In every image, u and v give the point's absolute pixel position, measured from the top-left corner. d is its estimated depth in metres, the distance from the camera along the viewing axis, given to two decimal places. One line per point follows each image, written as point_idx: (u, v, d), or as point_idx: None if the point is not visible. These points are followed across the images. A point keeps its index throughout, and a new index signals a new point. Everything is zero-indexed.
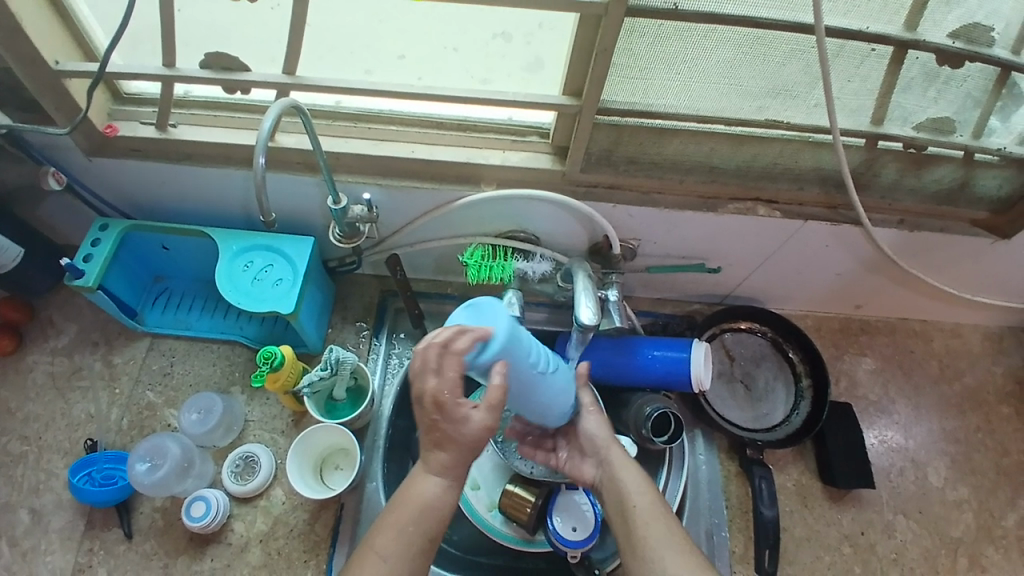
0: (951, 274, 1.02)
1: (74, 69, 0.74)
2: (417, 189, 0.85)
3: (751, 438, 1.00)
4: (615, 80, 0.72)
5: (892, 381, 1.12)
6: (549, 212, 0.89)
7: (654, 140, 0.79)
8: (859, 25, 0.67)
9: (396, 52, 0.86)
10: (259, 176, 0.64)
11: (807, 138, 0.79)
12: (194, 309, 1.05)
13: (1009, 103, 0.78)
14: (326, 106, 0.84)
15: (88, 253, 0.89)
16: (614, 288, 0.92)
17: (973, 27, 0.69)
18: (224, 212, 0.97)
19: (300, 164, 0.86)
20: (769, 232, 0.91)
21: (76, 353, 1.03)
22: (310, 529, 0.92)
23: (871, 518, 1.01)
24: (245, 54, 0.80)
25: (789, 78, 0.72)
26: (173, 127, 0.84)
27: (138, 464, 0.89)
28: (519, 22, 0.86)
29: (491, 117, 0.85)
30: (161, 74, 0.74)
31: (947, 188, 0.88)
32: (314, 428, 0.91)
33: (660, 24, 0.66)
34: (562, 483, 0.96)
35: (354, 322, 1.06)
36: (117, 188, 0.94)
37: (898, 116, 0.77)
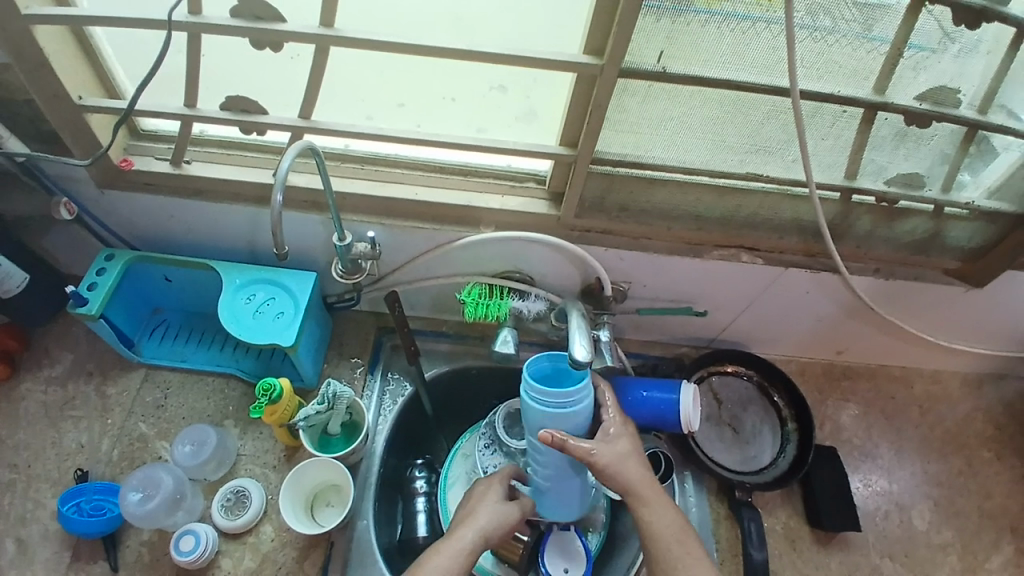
0: (927, 321, 1.07)
1: (97, 106, 0.78)
2: (419, 229, 0.90)
3: (740, 480, 1.02)
4: (608, 132, 0.78)
5: (874, 426, 1.15)
6: (544, 253, 0.93)
7: (644, 188, 0.84)
8: (831, 88, 0.73)
9: (394, 100, 0.91)
10: (276, 213, 0.68)
11: (786, 190, 0.84)
12: (191, 342, 1.07)
13: (977, 159, 0.85)
14: (335, 148, 0.89)
15: (93, 282, 0.92)
16: (605, 329, 0.94)
17: (940, 89, 0.75)
18: (228, 247, 1.00)
19: (307, 202, 0.90)
20: (754, 277, 0.95)
21: (71, 383, 1.04)
22: (299, 566, 0.91)
23: (858, 561, 1.02)
24: (262, 97, 0.85)
25: (768, 135, 0.78)
26: (188, 164, 0.88)
27: (131, 494, 0.90)
28: (515, 77, 0.90)
29: (491, 163, 0.90)
30: (181, 114, 0.79)
31: (920, 238, 0.93)
32: (304, 464, 0.91)
33: (650, 85, 0.72)
34: (555, 524, 0.97)
35: (349, 359, 1.07)
36: (126, 221, 0.97)
37: (871, 171, 0.84)
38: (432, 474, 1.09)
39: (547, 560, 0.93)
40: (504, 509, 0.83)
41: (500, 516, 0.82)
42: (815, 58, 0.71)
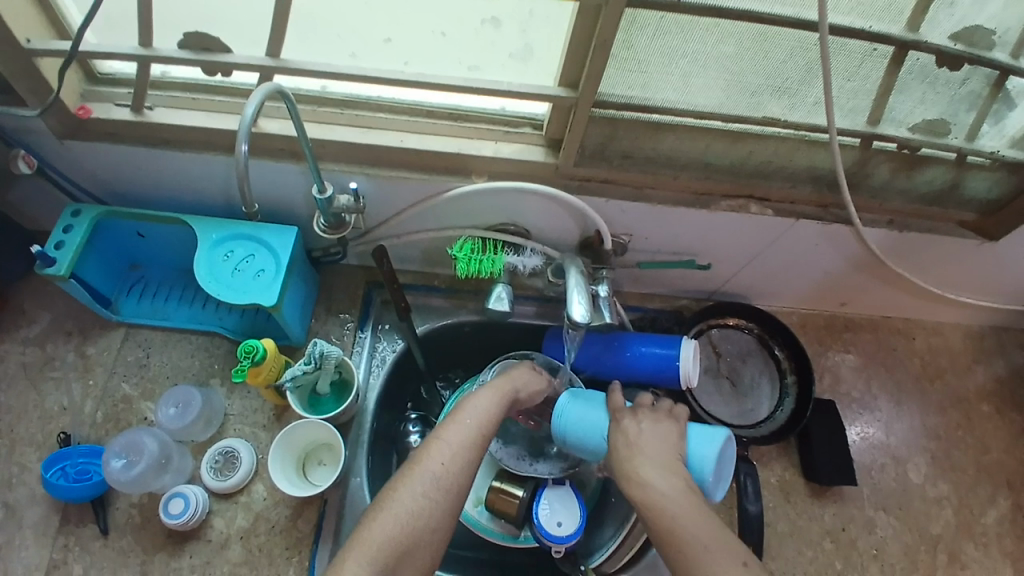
0: (937, 274, 1.03)
1: (48, 51, 0.70)
2: (405, 180, 0.83)
3: (737, 434, 1.00)
4: (613, 72, 0.70)
5: (875, 378, 1.13)
6: (540, 205, 0.87)
7: (649, 135, 0.78)
8: (863, 23, 0.66)
9: (381, 35, 0.83)
10: (241, 165, 0.62)
11: (803, 136, 0.78)
12: (171, 299, 1.02)
13: (1003, 106, 0.79)
14: (311, 91, 0.81)
15: (59, 239, 0.85)
16: (604, 284, 0.89)
17: (974, 30, 0.69)
18: (203, 199, 0.93)
19: (285, 150, 0.82)
20: (761, 229, 0.90)
21: (49, 343, 0.99)
22: (293, 525, 0.90)
23: (852, 513, 1.02)
24: (226, 36, 0.76)
25: (788, 74, 0.71)
26: (150, 110, 0.80)
27: (114, 460, 0.86)
28: (510, 8, 0.83)
29: (482, 107, 0.82)
30: (137, 54, 0.71)
31: (938, 189, 0.88)
32: (296, 424, 0.88)
33: (661, 16, 0.64)
34: (549, 478, 0.96)
35: (337, 315, 1.02)
36: (91, 173, 0.90)
37: (894, 117, 0.77)
38: (427, 428, 1.09)
39: (542, 511, 0.92)
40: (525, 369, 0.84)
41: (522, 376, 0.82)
42: None
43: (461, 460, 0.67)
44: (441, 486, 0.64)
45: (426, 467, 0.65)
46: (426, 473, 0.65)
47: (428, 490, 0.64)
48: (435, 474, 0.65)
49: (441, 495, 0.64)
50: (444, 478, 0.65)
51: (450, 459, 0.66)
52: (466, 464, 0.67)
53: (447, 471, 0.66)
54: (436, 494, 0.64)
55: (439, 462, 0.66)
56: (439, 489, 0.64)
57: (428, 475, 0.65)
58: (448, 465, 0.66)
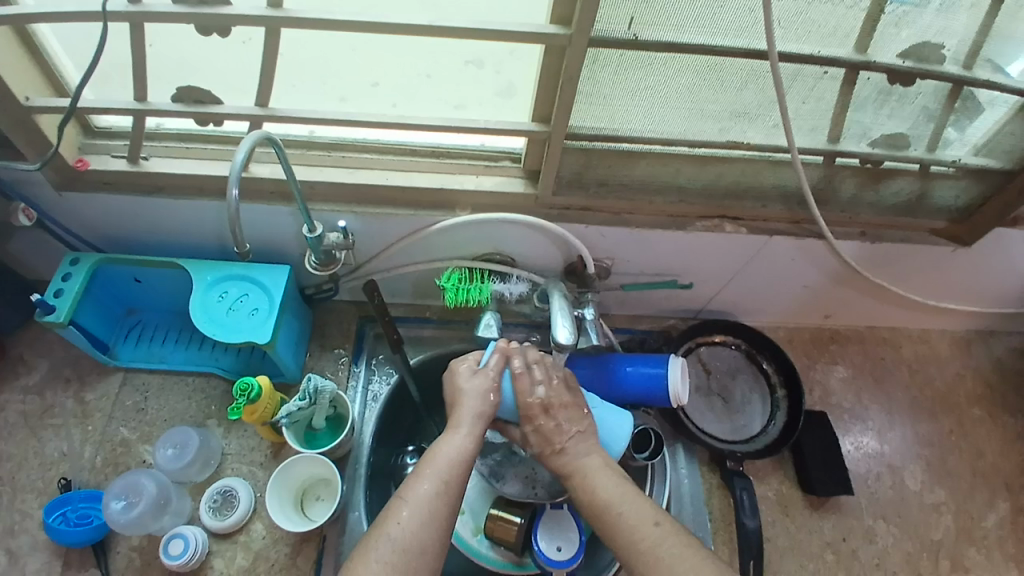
0: (914, 282, 1.06)
1: (46, 105, 0.74)
2: (392, 216, 0.87)
3: (731, 450, 1.02)
4: (583, 106, 0.74)
5: (864, 389, 1.15)
6: (523, 233, 0.91)
7: (623, 162, 0.82)
8: (811, 48, 0.70)
9: (368, 80, 0.87)
10: (233, 209, 0.65)
11: (768, 156, 0.82)
12: (168, 342, 1.04)
13: (964, 116, 0.82)
14: (299, 136, 0.85)
15: (59, 288, 0.88)
16: (591, 307, 0.92)
17: (924, 46, 0.72)
18: (197, 242, 0.96)
19: (274, 193, 0.86)
20: (739, 248, 0.93)
21: (49, 391, 1.01)
22: (292, 562, 0.90)
23: (851, 525, 1.03)
24: (216, 86, 0.80)
25: (747, 100, 0.75)
26: (145, 160, 0.84)
27: (113, 502, 0.88)
28: (490, 51, 0.88)
29: (463, 144, 0.87)
30: (132, 108, 0.75)
31: (905, 200, 0.91)
32: (293, 459, 0.89)
33: (622, 53, 0.68)
34: (547, 503, 0.96)
35: (332, 351, 1.05)
36: (90, 223, 0.93)
37: (855, 133, 0.81)
38: (425, 459, 1.07)
39: (541, 539, 0.92)
40: (479, 385, 0.79)
41: (478, 392, 0.78)
42: (793, 18, 0.68)
43: (424, 515, 0.65)
44: (400, 547, 0.63)
45: (386, 531, 0.64)
46: (383, 539, 0.63)
47: (385, 555, 0.62)
48: (393, 537, 0.63)
49: (398, 558, 0.62)
50: (403, 539, 0.63)
51: (408, 519, 0.65)
52: (429, 521, 0.65)
53: (408, 532, 0.64)
54: (394, 558, 0.62)
55: (398, 523, 0.64)
56: (398, 551, 0.63)
57: (385, 537, 0.63)
58: (408, 525, 0.64)
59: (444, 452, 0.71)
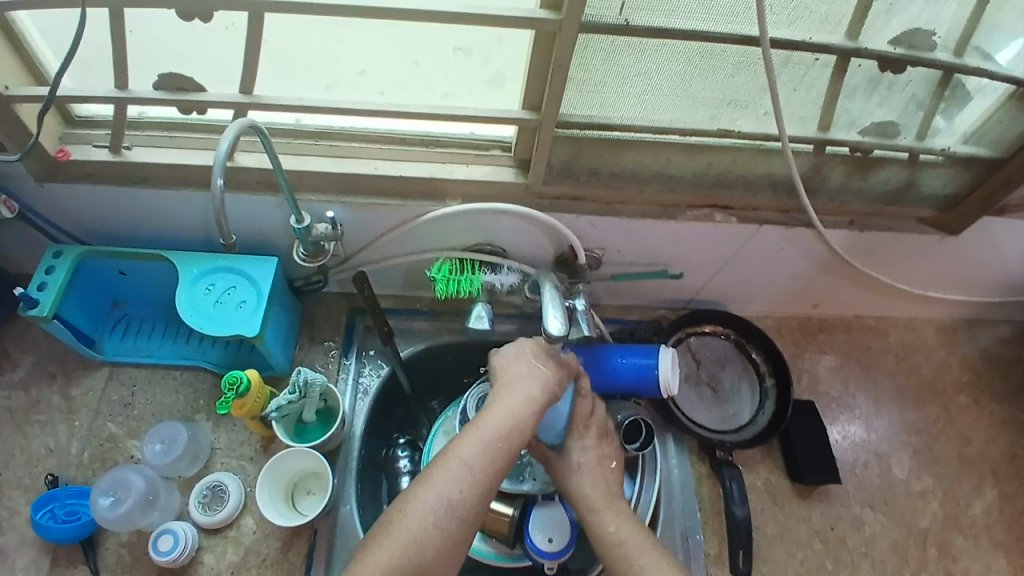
0: (903, 270, 1.06)
1: (24, 93, 0.72)
2: (381, 206, 0.86)
3: (720, 439, 1.02)
4: (574, 93, 0.73)
5: (852, 377, 1.15)
6: (514, 224, 0.90)
7: (612, 151, 0.81)
8: (802, 35, 0.70)
9: (355, 68, 0.86)
10: (218, 199, 0.64)
11: (759, 146, 0.82)
12: (154, 335, 1.02)
13: (951, 105, 0.83)
14: (285, 124, 0.84)
15: (42, 281, 0.86)
16: (581, 297, 0.91)
17: (915, 33, 0.72)
18: (183, 235, 0.95)
19: (260, 183, 0.85)
20: (729, 237, 0.93)
21: (33, 387, 0.99)
22: (283, 557, 0.89)
23: (840, 512, 1.04)
24: (200, 74, 0.79)
25: (738, 87, 0.75)
26: (128, 150, 0.82)
27: (101, 498, 0.87)
28: (478, 39, 0.88)
29: (452, 133, 0.86)
30: (114, 97, 0.73)
31: (895, 188, 0.92)
32: (282, 455, 0.89)
33: (613, 39, 0.68)
34: (539, 494, 0.95)
35: (322, 343, 1.04)
36: (72, 215, 0.91)
37: (844, 121, 0.81)
38: (415, 452, 1.09)
39: (532, 531, 0.92)
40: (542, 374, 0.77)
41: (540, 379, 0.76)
42: (784, 5, 0.67)
43: (478, 485, 0.66)
44: (455, 512, 0.65)
45: (438, 496, 0.65)
46: (434, 504, 0.64)
47: (440, 520, 0.64)
48: (448, 505, 0.65)
49: (453, 525, 0.64)
50: (457, 506, 0.65)
51: (467, 488, 0.66)
52: (481, 491, 0.66)
53: (464, 498, 0.65)
54: (448, 524, 0.64)
55: (454, 490, 0.65)
56: (453, 518, 0.64)
57: (440, 504, 0.64)
58: (462, 494, 0.65)
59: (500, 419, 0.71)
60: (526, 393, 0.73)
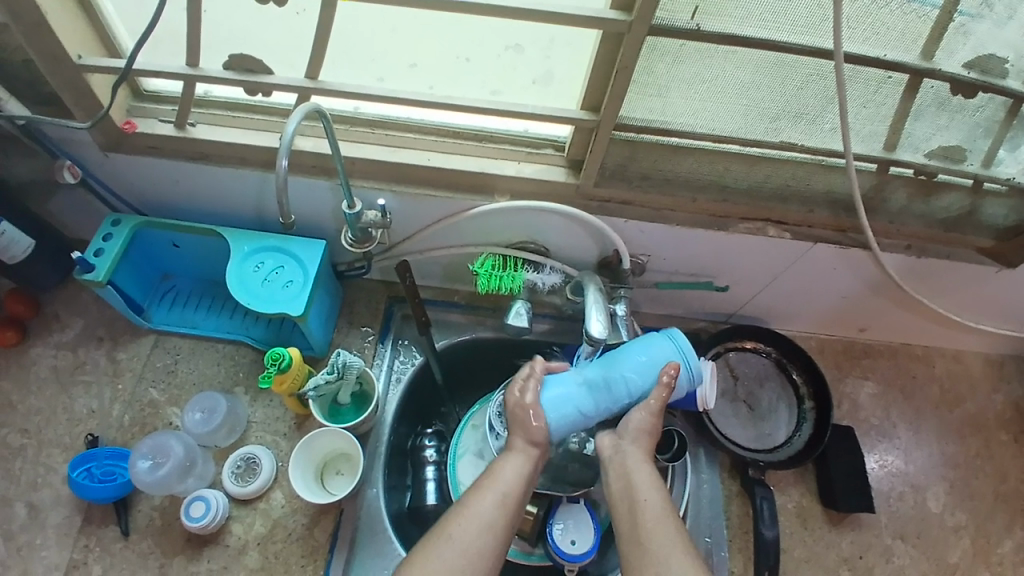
0: (954, 300, 1.03)
1: (96, 65, 0.74)
2: (430, 197, 0.86)
3: (754, 457, 1.00)
4: (633, 96, 0.73)
5: (893, 405, 1.12)
6: (560, 224, 0.90)
7: (668, 157, 0.80)
8: (876, 52, 0.68)
9: (409, 60, 0.87)
10: (281, 179, 0.65)
11: (820, 160, 0.80)
12: (200, 308, 1.05)
13: (1020, 133, 0.79)
14: (344, 111, 0.85)
15: (99, 247, 0.89)
16: (622, 303, 0.92)
17: (987, 58, 0.70)
18: (236, 212, 0.97)
19: (315, 167, 0.86)
20: (776, 252, 0.92)
21: (81, 348, 1.03)
22: (309, 533, 0.91)
23: (870, 541, 1.01)
24: (266, 55, 0.81)
25: (805, 101, 0.73)
26: (193, 126, 0.85)
27: (140, 461, 0.90)
28: (532, 36, 0.85)
29: (507, 129, 0.86)
30: (184, 73, 0.75)
31: (955, 215, 0.88)
32: (317, 432, 0.90)
33: (681, 43, 0.67)
34: (563, 496, 0.94)
35: (360, 328, 1.05)
36: (132, 186, 0.94)
37: (909, 143, 0.78)
38: (442, 443, 1.08)
39: (555, 532, 0.92)
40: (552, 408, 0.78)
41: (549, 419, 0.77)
42: (862, 18, 0.66)
43: (483, 524, 0.67)
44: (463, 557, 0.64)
45: (447, 535, 0.66)
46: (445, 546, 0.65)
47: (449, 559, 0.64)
48: (455, 543, 0.65)
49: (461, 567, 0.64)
50: (466, 547, 0.65)
51: (472, 532, 0.66)
52: (488, 529, 0.67)
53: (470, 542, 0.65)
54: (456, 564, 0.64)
55: (459, 534, 0.66)
56: (459, 554, 0.64)
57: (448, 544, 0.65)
58: (469, 536, 0.66)
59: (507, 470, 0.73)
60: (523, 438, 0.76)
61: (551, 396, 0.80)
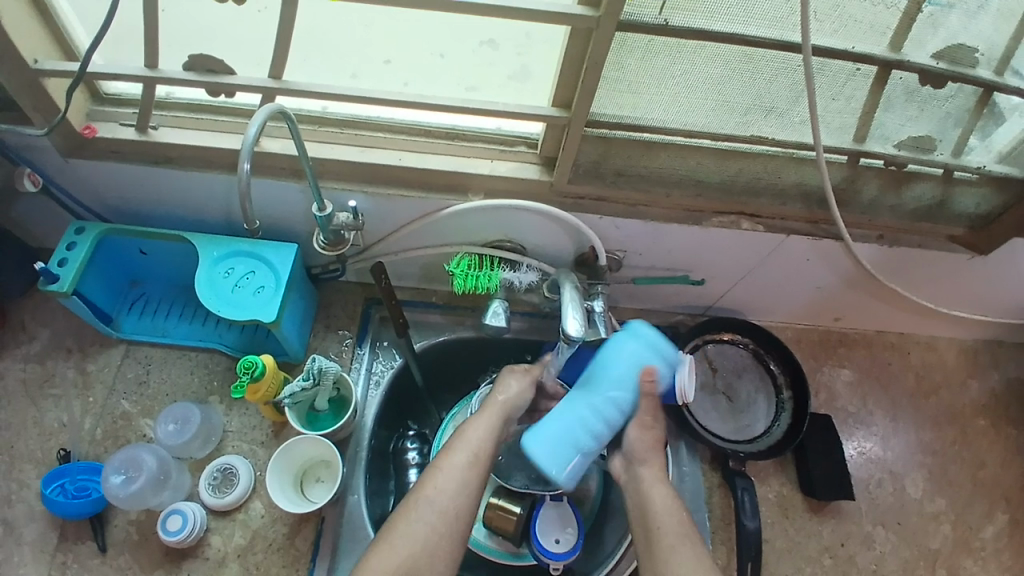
0: (927, 288, 1.04)
1: (54, 68, 0.71)
2: (404, 197, 0.85)
3: (734, 449, 1.01)
4: (606, 92, 0.72)
5: (870, 393, 1.13)
6: (536, 222, 0.89)
7: (643, 153, 0.80)
8: (845, 44, 0.68)
9: (381, 57, 0.85)
10: (241, 182, 0.63)
11: (792, 154, 0.80)
12: (172, 315, 1.03)
13: (988, 122, 0.80)
14: (313, 111, 0.84)
15: (63, 256, 0.87)
16: (600, 299, 0.91)
17: (957, 48, 0.70)
18: (205, 216, 0.95)
19: (285, 169, 0.84)
20: (752, 245, 0.92)
21: (49, 360, 1.00)
22: (290, 542, 0.90)
23: (851, 529, 1.02)
24: (230, 56, 0.79)
25: (776, 93, 0.73)
26: (155, 130, 0.82)
27: (113, 476, 0.87)
28: (507, 32, 0.85)
29: (480, 127, 0.85)
30: (144, 75, 0.73)
31: (926, 205, 0.89)
32: (293, 441, 0.89)
33: (651, 39, 0.67)
34: (547, 494, 0.95)
35: (337, 331, 1.04)
36: (96, 192, 0.92)
37: (879, 134, 0.79)
38: (425, 445, 1.08)
39: (539, 531, 0.91)
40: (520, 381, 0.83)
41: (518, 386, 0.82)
42: (829, 11, 0.66)
43: (457, 482, 0.72)
44: (436, 511, 0.69)
45: (425, 495, 0.70)
46: (422, 502, 0.70)
47: (426, 515, 0.69)
48: (433, 501, 0.70)
49: (435, 520, 0.69)
50: (441, 503, 0.70)
51: (444, 486, 0.71)
52: (462, 486, 0.72)
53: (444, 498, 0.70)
54: (433, 519, 0.69)
55: (434, 489, 0.71)
56: (437, 512, 0.69)
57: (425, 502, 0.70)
58: (444, 491, 0.71)
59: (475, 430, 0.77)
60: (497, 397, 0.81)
61: (544, 451, 0.77)
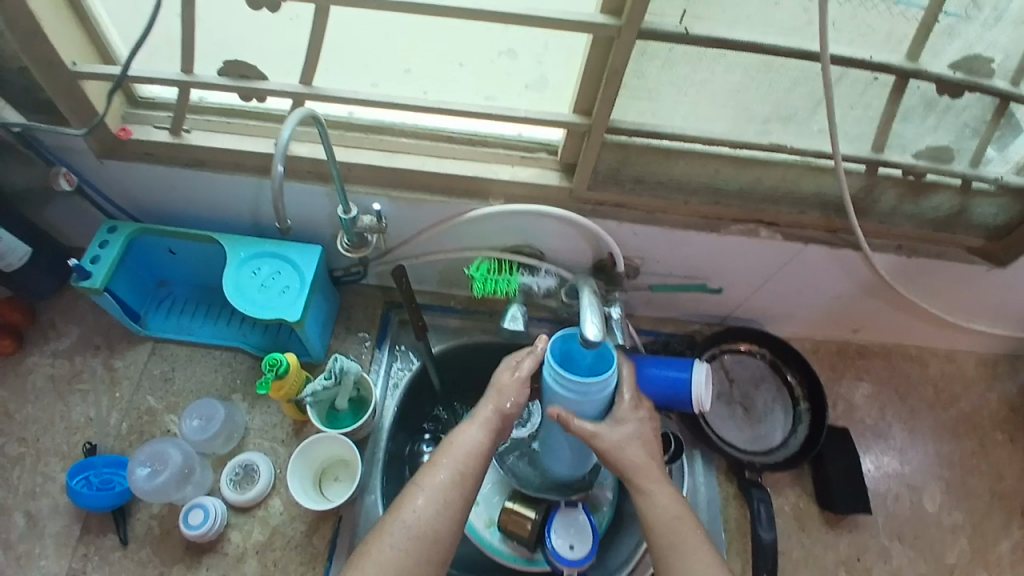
0: (946, 300, 1.04)
1: (91, 71, 0.75)
2: (426, 201, 0.87)
3: (751, 460, 1.01)
4: (624, 99, 0.74)
5: (889, 406, 1.12)
6: (555, 228, 0.91)
7: (660, 160, 0.81)
8: (863, 53, 0.69)
9: (401, 66, 0.87)
10: (276, 184, 0.66)
11: (809, 162, 0.81)
12: (197, 315, 1.06)
13: (1006, 133, 0.80)
14: (339, 116, 0.86)
15: (95, 255, 0.90)
16: (616, 306, 0.92)
17: (974, 58, 0.71)
18: (233, 219, 0.98)
19: (311, 172, 0.87)
20: (769, 254, 0.92)
21: (77, 357, 1.03)
22: (307, 540, 0.91)
23: (869, 542, 1.01)
24: (261, 63, 0.82)
25: (793, 102, 0.74)
26: (187, 133, 0.86)
27: (138, 469, 0.90)
28: (528, 41, 0.86)
29: (500, 133, 0.86)
30: (179, 80, 0.76)
31: (945, 215, 0.89)
32: (314, 438, 0.90)
33: (671, 48, 0.69)
34: (561, 500, 0.95)
35: (356, 333, 1.05)
36: (129, 193, 0.95)
37: (897, 144, 0.80)
38: None
39: (555, 537, 0.91)
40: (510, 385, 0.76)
41: (507, 390, 0.76)
42: (848, 21, 0.67)
43: (439, 504, 0.67)
44: (414, 536, 0.65)
45: (401, 518, 0.66)
46: (399, 525, 0.66)
47: (401, 541, 0.65)
48: (408, 525, 0.66)
49: (411, 544, 0.65)
50: (417, 526, 0.66)
51: (423, 507, 0.67)
52: (444, 509, 0.67)
53: (421, 521, 0.66)
54: (408, 545, 0.65)
55: (412, 512, 0.66)
56: (412, 538, 0.65)
57: (403, 522, 0.66)
58: (422, 514, 0.66)
59: (462, 439, 0.72)
60: (489, 411, 0.74)
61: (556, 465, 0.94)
